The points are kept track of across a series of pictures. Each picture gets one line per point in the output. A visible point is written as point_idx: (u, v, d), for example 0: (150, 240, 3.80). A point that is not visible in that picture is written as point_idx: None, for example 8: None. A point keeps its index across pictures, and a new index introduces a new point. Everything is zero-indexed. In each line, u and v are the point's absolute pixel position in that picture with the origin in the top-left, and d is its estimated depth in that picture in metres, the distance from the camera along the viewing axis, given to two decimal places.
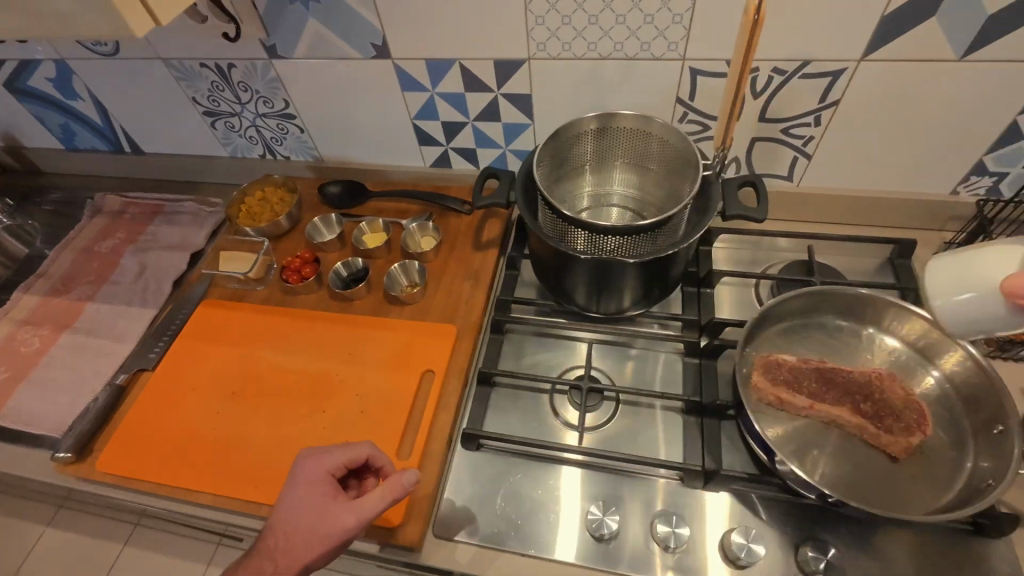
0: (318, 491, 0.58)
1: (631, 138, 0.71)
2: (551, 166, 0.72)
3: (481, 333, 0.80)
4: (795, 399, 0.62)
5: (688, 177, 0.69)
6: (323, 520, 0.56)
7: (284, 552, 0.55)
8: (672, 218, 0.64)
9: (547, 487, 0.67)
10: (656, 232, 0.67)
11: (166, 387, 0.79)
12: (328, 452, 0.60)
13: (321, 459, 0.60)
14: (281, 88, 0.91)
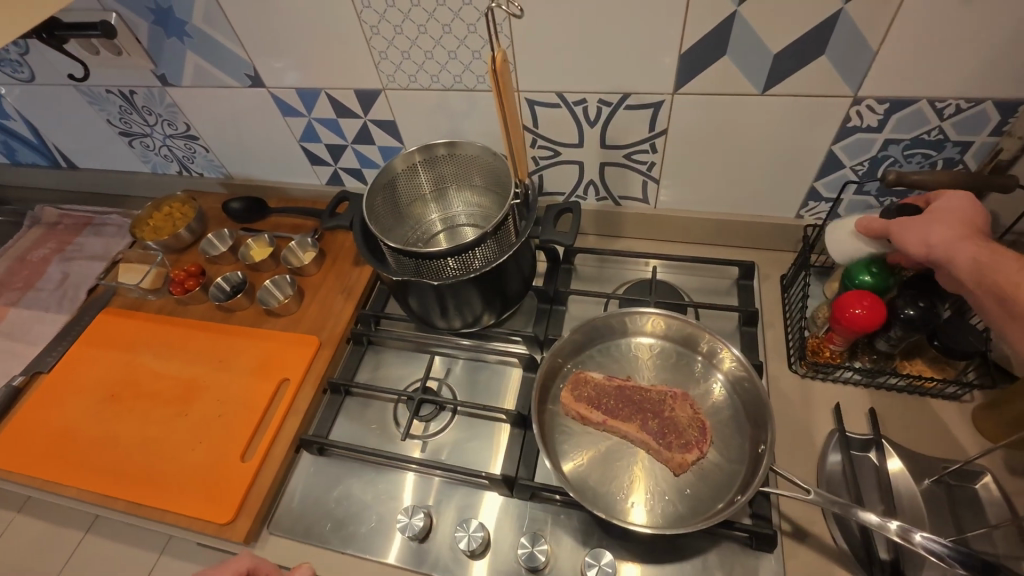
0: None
1: (453, 163, 0.78)
2: (388, 203, 0.78)
3: (341, 342, 0.84)
4: (592, 415, 0.65)
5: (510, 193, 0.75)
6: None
7: None
8: (485, 237, 0.69)
9: (375, 492, 0.71)
10: (473, 253, 0.71)
11: (56, 388, 0.85)
12: None
13: None
14: (180, 112, 0.97)
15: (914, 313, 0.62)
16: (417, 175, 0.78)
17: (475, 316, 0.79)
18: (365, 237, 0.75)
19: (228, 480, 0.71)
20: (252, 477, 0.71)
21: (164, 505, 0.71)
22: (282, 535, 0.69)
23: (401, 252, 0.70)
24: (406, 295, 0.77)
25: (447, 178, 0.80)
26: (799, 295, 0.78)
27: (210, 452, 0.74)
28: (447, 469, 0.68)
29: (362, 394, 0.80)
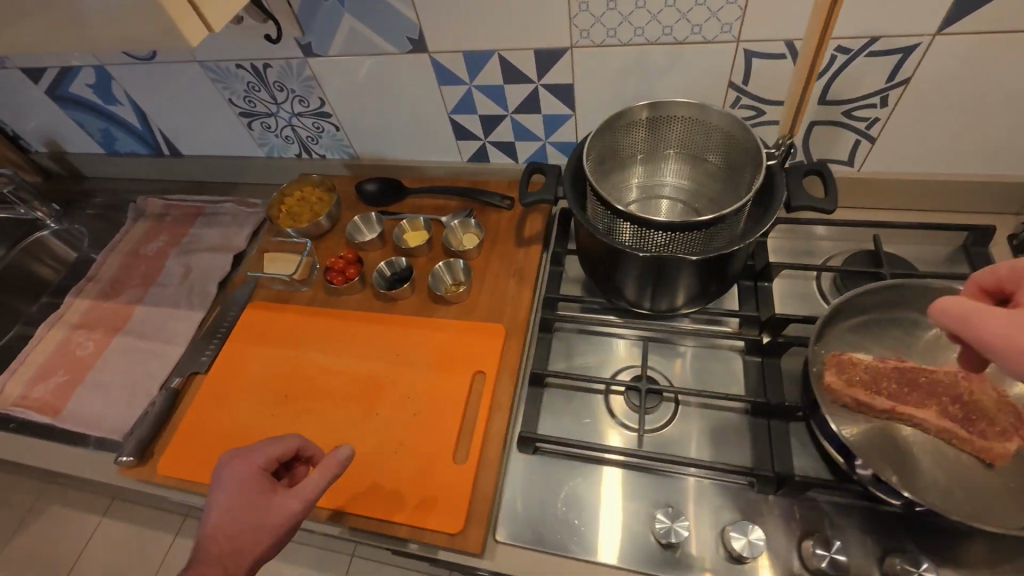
0: (243, 492, 0.56)
1: (690, 128, 0.68)
2: (604, 151, 0.69)
3: (529, 330, 0.77)
4: (874, 399, 0.58)
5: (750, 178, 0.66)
6: (262, 516, 0.55)
7: (235, 548, 0.53)
8: (724, 218, 0.60)
9: (609, 492, 0.64)
10: (715, 229, 0.62)
11: (220, 390, 0.78)
12: (253, 452, 0.59)
13: (246, 459, 0.58)
14: (317, 86, 0.89)
15: None
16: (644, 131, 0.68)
17: (688, 297, 0.71)
18: (573, 185, 0.68)
19: (445, 483, 0.65)
20: (473, 480, 0.65)
21: (378, 515, 0.64)
22: (511, 544, 0.61)
23: (612, 204, 0.63)
24: (601, 253, 0.71)
25: (671, 142, 0.70)
26: None
27: (415, 454, 0.68)
28: (695, 465, 0.61)
29: (564, 385, 0.73)
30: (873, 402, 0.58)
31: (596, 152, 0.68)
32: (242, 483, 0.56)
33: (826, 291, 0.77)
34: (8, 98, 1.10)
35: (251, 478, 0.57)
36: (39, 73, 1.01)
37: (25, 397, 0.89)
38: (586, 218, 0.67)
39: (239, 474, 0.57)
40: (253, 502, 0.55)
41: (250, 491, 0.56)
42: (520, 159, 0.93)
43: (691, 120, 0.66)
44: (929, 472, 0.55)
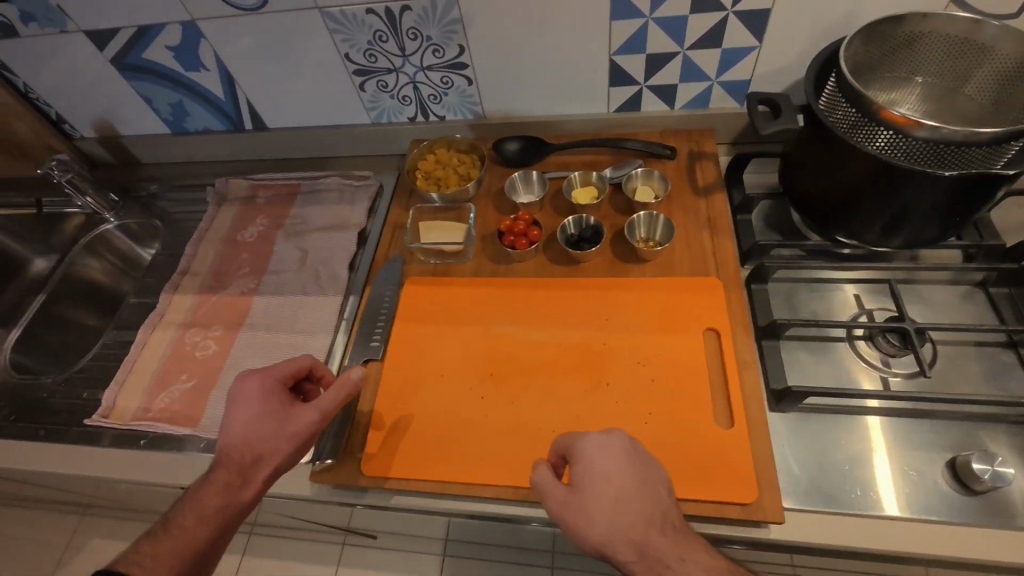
0: (265, 402, 0.61)
1: (964, 51, 0.62)
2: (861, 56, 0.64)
3: (744, 282, 0.72)
4: None
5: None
6: (287, 425, 0.60)
7: (260, 458, 0.58)
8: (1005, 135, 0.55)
9: (893, 442, 0.59)
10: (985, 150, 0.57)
11: (407, 376, 0.69)
12: (274, 367, 0.63)
13: (268, 374, 0.63)
14: (460, 32, 0.79)
15: None
16: (906, 43, 0.63)
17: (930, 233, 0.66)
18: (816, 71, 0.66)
19: (719, 451, 0.58)
20: (748, 444, 0.58)
21: None
22: (807, 509, 0.56)
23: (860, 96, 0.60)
24: (828, 173, 0.67)
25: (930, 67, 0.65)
26: None
27: (670, 423, 0.61)
28: (993, 404, 0.57)
29: (800, 336, 0.68)
30: None
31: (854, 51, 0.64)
32: (247, 404, 0.60)
33: None
34: (60, 72, 0.95)
35: (251, 409, 0.60)
36: (108, 36, 0.87)
37: (148, 408, 0.77)
38: (824, 115, 0.64)
39: (264, 386, 0.62)
40: (271, 416, 0.60)
41: (326, 396, 0.60)
42: (678, 105, 0.86)
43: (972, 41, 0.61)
44: None
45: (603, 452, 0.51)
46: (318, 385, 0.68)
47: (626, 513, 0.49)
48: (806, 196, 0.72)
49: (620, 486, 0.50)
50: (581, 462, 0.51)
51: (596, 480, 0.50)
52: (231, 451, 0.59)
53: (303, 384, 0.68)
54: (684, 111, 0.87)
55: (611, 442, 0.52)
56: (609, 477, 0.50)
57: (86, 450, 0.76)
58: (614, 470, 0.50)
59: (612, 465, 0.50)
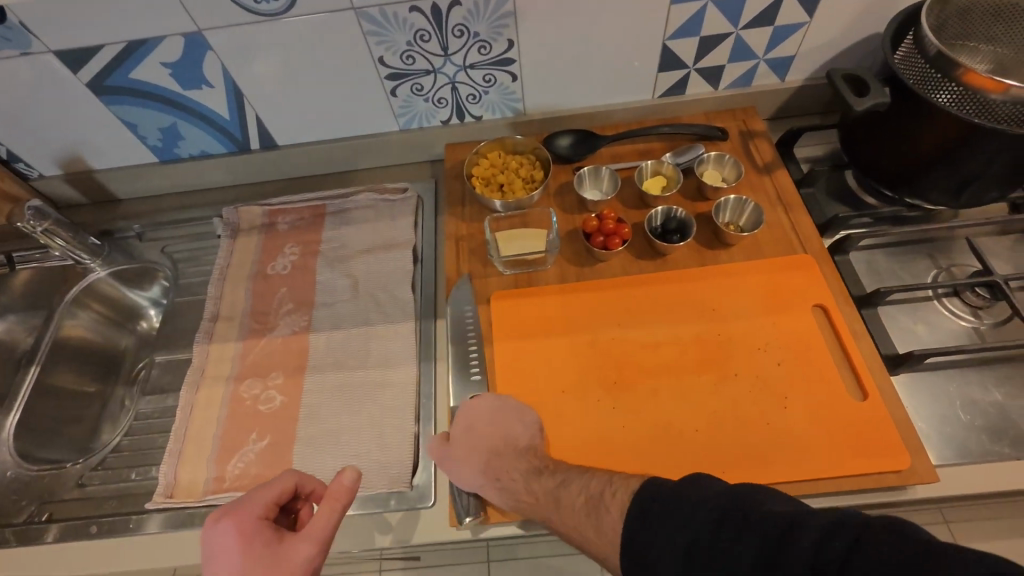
0: (247, 547, 0.48)
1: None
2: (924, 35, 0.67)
3: (829, 254, 0.73)
4: None
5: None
6: (282, 565, 0.48)
7: None
8: None
9: (998, 387, 0.64)
10: None
11: (525, 396, 0.65)
12: (248, 500, 0.52)
13: (244, 508, 0.51)
14: (510, 25, 0.75)
15: None
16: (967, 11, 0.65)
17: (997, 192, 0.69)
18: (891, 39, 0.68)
19: (863, 423, 0.59)
20: (887, 412, 0.60)
21: (812, 475, 0.57)
22: (952, 463, 0.59)
23: (945, 65, 0.62)
24: (899, 133, 0.69)
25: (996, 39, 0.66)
26: None
27: (807, 403, 0.61)
28: None
29: (892, 300, 0.70)
30: None
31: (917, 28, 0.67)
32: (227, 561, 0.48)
33: None
34: (19, 103, 0.79)
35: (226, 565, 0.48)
36: (85, 56, 0.73)
37: (222, 479, 0.67)
38: (898, 67, 0.66)
39: (238, 528, 0.49)
40: (257, 567, 0.47)
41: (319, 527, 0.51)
42: (722, 85, 0.86)
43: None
44: None
45: (472, 415, 0.63)
46: (305, 503, 0.58)
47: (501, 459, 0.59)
48: (873, 163, 0.74)
49: (493, 439, 0.60)
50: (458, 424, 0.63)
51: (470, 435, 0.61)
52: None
53: (283, 510, 0.58)
54: (728, 91, 0.87)
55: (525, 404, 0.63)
56: (481, 430, 0.62)
57: (155, 539, 0.65)
58: (511, 422, 0.62)
59: (488, 421, 0.62)
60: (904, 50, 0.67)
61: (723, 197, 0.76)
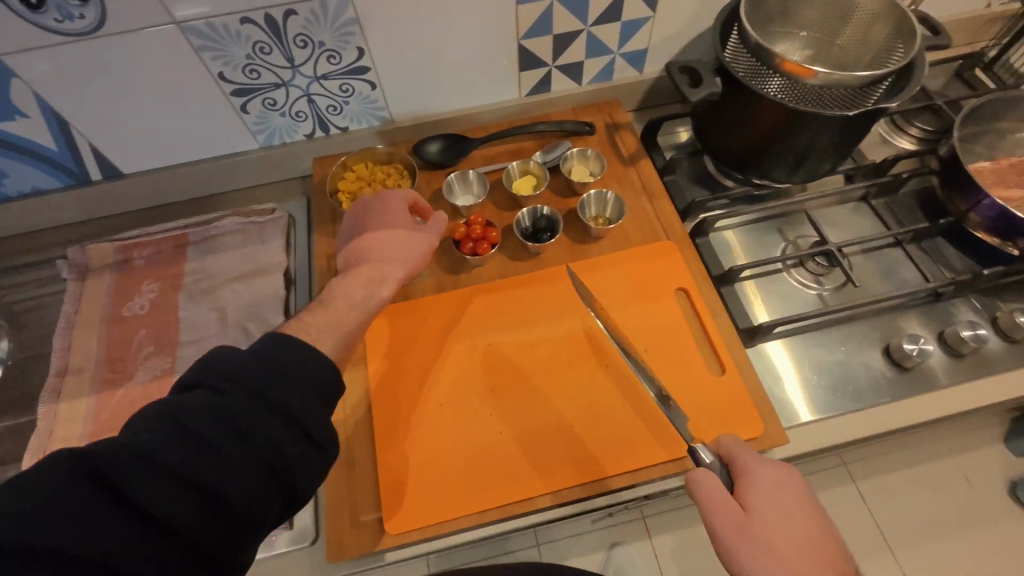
0: (401, 215, 0.67)
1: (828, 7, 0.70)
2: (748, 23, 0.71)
3: (690, 238, 0.77)
4: (1013, 192, 0.70)
5: (898, 56, 0.67)
6: (422, 233, 0.66)
7: (394, 256, 0.63)
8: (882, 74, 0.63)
9: (839, 347, 0.70)
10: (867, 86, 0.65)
11: (404, 413, 0.64)
12: (392, 194, 0.68)
13: (391, 204, 0.67)
14: (356, 33, 0.72)
15: None
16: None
17: (821, 168, 0.75)
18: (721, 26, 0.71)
19: (722, 397, 0.63)
20: (743, 383, 0.64)
21: (677, 453, 0.61)
22: (798, 423, 0.65)
23: (765, 54, 0.67)
24: (739, 124, 0.73)
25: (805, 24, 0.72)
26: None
27: (673, 384, 0.65)
28: (903, 295, 0.69)
29: (747, 277, 0.75)
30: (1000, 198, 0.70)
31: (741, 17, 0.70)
32: (379, 238, 0.64)
33: (888, 133, 0.88)
34: None
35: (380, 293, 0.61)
36: None
37: None
38: (729, 63, 0.69)
39: (399, 210, 0.67)
40: (403, 224, 0.66)
41: (356, 290, 0.60)
42: (585, 80, 0.88)
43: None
44: None
45: (773, 480, 0.53)
46: None
47: (830, 546, 0.51)
48: (719, 148, 0.78)
49: (807, 536, 0.51)
50: (759, 497, 0.52)
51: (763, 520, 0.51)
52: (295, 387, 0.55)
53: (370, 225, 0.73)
54: (591, 86, 0.89)
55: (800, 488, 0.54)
56: (781, 525, 0.51)
57: None
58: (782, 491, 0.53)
59: (798, 502, 0.52)
60: (731, 37, 0.71)
61: (586, 192, 0.78)
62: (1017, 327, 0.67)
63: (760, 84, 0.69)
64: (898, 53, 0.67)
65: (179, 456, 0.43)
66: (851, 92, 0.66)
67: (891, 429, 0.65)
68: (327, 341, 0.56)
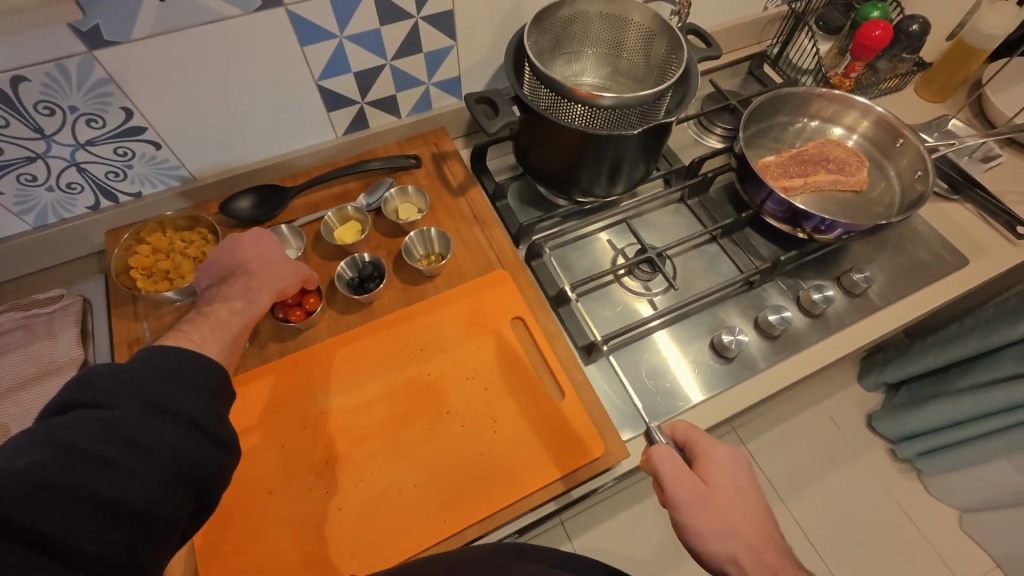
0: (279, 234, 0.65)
1: (607, 23, 0.75)
2: (540, 42, 0.73)
3: (525, 262, 0.77)
4: (795, 182, 0.77)
5: (674, 64, 0.71)
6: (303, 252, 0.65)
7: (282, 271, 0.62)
8: (659, 93, 0.66)
9: (672, 348, 0.73)
10: (652, 104, 0.68)
11: (229, 512, 0.58)
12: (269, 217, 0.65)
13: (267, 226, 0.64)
14: (116, 94, 0.63)
15: (919, 27, 0.87)
16: (567, 22, 0.74)
17: (632, 180, 0.78)
18: (514, 52, 0.72)
19: (563, 425, 0.64)
20: (582, 405, 0.65)
21: (523, 491, 0.60)
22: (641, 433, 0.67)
23: (555, 83, 0.68)
24: (550, 149, 0.74)
25: (591, 38, 0.77)
26: (806, 51, 0.98)
27: (515, 419, 0.64)
28: (719, 290, 0.73)
29: (583, 294, 0.76)
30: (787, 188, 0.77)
31: (533, 39, 0.72)
32: (253, 249, 0.61)
33: (697, 133, 0.94)
34: None
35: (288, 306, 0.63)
36: None
37: None
38: (529, 96, 0.70)
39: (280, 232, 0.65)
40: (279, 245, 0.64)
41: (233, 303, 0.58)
42: (403, 113, 0.85)
43: (610, 15, 0.73)
44: (826, 208, 0.78)
45: (730, 459, 0.53)
46: None
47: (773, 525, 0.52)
48: (538, 170, 0.79)
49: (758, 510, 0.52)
50: (719, 472, 0.52)
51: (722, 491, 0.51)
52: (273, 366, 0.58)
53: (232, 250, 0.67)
54: (412, 117, 0.87)
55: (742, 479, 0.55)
56: (734, 497, 0.51)
57: None
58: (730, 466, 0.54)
59: (748, 481, 0.53)
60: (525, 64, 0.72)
61: (411, 232, 0.75)
62: (814, 303, 0.74)
63: (558, 109, 0.70)
64: (675, 68, 0.71)
65: (87, 473, 0.38)
66: (640, 109, 0.69)
67: (724, 418, 0.69)
68: (215, 345, 0.55)
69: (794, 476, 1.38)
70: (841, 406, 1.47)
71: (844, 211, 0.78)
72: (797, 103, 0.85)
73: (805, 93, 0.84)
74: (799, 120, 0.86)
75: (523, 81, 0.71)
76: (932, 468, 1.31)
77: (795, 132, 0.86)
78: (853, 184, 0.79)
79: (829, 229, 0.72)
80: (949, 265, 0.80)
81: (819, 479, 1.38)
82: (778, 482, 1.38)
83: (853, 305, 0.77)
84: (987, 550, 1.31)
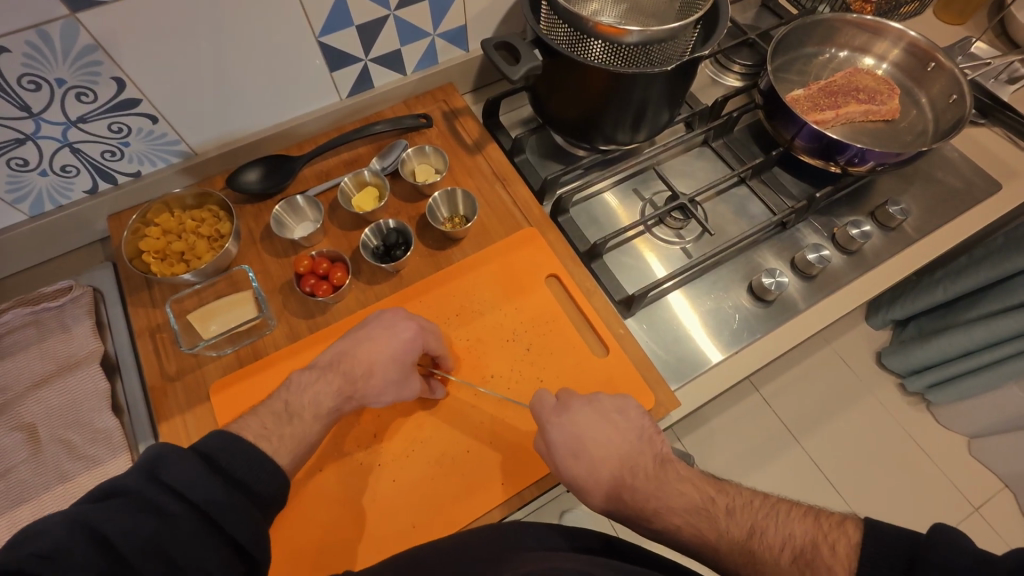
0: (400, 366, 0.57)
1: None
2: None
3: (552, 218, 0.74)
4: (826, 116, 0.75)
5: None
6: (399, 386, 0.58)
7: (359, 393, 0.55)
8: (686, 26, 0.61)
9: (710, 294, 0.71)
10: (676, 38, 0.63)
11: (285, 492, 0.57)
12: (406, 343, 0.58)
13: (385, 341, 0.57)
14: (105, 65, 0.58)
15: None
16: None
17: (656, 126, 0.73)
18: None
19: (611, 380, 0.63)
20: (628, 358, 0.64)
21: None
22: (690, 381, 0.66)
23: (576, 22, 0.63)
24: (573, 96, 0.69)
25: None
26: None
27: (561, 379, 0.63)
28: (756, 232, 0.71)
29: (614, 248, 0.74)
30: (818, 121, 0.74)
31: None
32: (359, 363, 0.56)
33: (716, 73, 0.90)
34: None
35: (409, 333, 0.58)
36: None
37: None
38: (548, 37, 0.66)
39: (397, 342, 0.58)
40: (396, 372, 0.57)
41: (324, 400, 0.53)
42: (409, 69, 0.81)
43: None
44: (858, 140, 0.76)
45: (564, 432, 0.54)
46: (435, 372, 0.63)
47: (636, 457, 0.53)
48: (560, 120, 0.75)
49: (614, 453, 0.53)
50: (558, 448, 0.54)
51: (568, 470, 0.53)
52: (346, 386, 0.55)
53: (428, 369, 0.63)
54: (417, 74, 0.82)
55: (621, 402, 0.57)
56: (576, 468, 0.53)
57: None
58: (565, 422, 0.55)
59: (592, 439, 0.54)
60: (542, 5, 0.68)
61: (434, 193, 0.72)
62: (851, 240, 0.73)
63: (581, 51, 0.66)
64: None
65: None
66: (667, 44, 0.64)
67: (766, 360, 0.69)
68: None
69: (809, 417, 1.40)
70: (852, 345, 1.47)
71: (876, 142, 0.76)
72: (820, 33, 0.81)
73: (830, 22, 0.80)
74: (822, 53, 0.83)
75: (541, 24, 0.67)
76: (943, 399, 1.33)
77: (817, 66, 0.83)
78: (886, 112, 0.76)
79: (866, 162, 0.69)
80: (980, 191, 0.78)
81: (834, 417, 1.40)
82: (793, 422, 1.40)
83: (888, 239, 0.75)
84: (994, 471, 1.34)
